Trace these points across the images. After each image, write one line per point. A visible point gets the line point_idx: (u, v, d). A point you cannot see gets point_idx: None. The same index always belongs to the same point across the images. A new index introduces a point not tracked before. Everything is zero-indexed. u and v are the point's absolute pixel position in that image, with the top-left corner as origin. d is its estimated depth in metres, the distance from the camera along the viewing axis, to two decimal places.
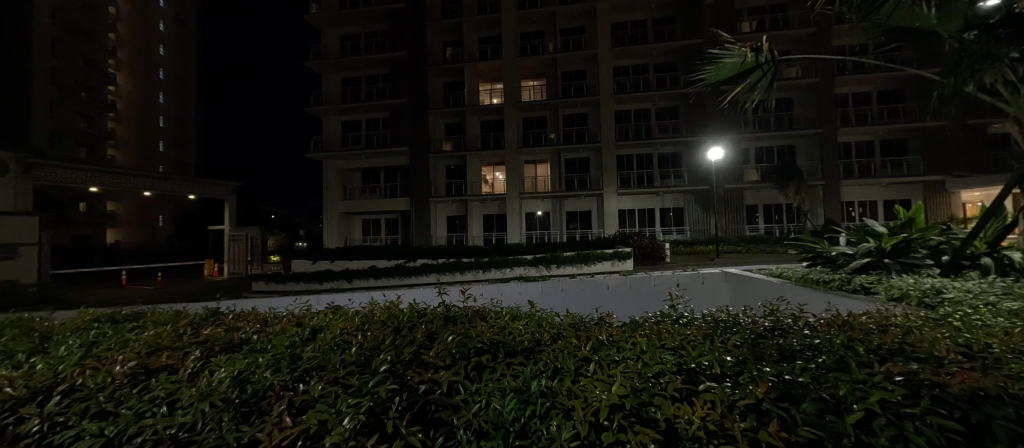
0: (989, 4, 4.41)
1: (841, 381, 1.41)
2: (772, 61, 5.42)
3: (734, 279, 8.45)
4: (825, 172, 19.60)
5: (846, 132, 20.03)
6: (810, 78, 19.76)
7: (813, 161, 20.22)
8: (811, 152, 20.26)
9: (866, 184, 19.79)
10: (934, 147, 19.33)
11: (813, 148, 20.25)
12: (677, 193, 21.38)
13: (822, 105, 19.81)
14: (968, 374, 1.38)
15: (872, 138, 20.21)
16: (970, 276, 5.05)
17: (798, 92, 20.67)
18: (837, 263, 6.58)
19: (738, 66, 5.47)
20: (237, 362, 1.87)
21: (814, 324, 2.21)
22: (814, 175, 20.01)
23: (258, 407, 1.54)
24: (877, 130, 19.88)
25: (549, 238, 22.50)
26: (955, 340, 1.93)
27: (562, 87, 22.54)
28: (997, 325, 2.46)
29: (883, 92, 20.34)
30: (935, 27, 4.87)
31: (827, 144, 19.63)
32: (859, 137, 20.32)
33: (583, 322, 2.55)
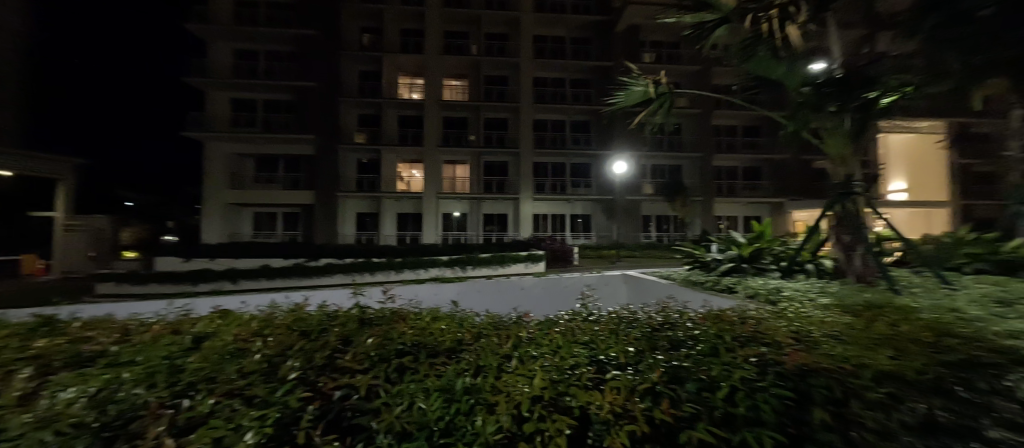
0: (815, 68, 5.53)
1: (714, 364, 1.72)
2: (671, 93, 6.27)
3: (632, 281, 9.41)
4: (702, 190, 23.30)
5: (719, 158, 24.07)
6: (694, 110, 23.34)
7: (695, 179, 23.88)
8: (692, 172, 23.89)
9: (731, 202, 24.01)
10: (777, 175, 24.36)
11: (694, 169, 23.91)
12: (585, 201, 23.28)
13: (702, 133, 23.50)
14: (797, 354, 1.79)
15: (736, 165, 24.65)
16: (801, 279, 6.45)
17: (686, 120, 24.17)
18: (710, 267, 7.84)
19: (644, 94, 6.17)
20: (92, 379, 1.50)
21: (694, 318, 2.60)
22: (694, 192, 23.63)
23: (123, 430, 1.25)
24: (739, 158, 24.28)
25: (465, 239, 22.48)
26: (787, 328, 2.45)
27: (484, 90, 22.74)
28: (816, 316, 3.14)
29: (745, 127, 24.93)
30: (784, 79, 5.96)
31: (705, 167, 23.33)
32: (727, 163, 24.56)
33: (502, 321, 2.58)
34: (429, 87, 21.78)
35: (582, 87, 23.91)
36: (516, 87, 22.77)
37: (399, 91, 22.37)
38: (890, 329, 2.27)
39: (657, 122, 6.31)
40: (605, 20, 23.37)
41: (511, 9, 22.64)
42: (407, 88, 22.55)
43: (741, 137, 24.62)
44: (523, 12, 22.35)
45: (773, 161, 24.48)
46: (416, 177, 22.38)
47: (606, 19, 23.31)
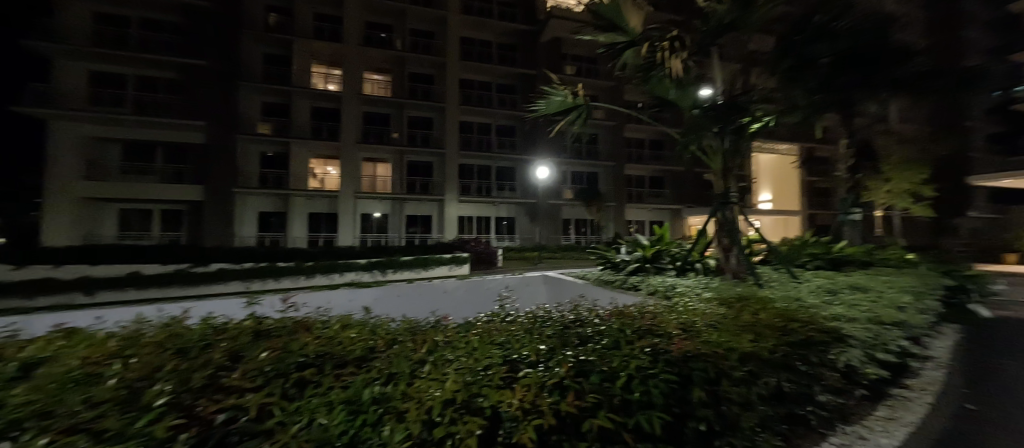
0: (704, 92, 6.25)
1: (614, 356, 1.91)
2: (587, 105, 6.73)
3: (551, 281, 9.83)
4: (614, 197, 25.48)
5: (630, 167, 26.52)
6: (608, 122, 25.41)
7: (609, 186, 25.96)
8: (607, 180, 26.00)
9: (639, 207, 26.59)
10: (676, 185, 27.61)
11: (608, 177, 26.03)
12: (510, 204, 23.89)
13: (615, 145, 25.73)
14: (680, 343, 2.06)
15: (644, 174, 27.41)
16: (691, 277, 7.33)
17: (601, 131, 26.21)
18: (619, 267, 8.57)
19: (563, 104, 6.56)
20: None
21: (602, 315, 2.83)
22: (608, 198, 25.72)
23: None
24: (646, 169, 27.07)
25: (386, 241, 21.45)
26: (676, 319, 2.79)
27: (409, 87, 21.96)
28: (699, 306, 3.63)
29: (651, 141, 27.86)
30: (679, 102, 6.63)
31: (617, 175, 25.57)
32: (637, 172, 27.15)
33: (419, 325, 2.50)
34: (347, 78, 20.26)
35: (507, 92, 24.47)
36: (442, 87, 22.36)
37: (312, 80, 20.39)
38: (752, 316, 2.71)
39: (574, 131, 6.69)
40: (530, 30, 24.24)
41: (437, 7, 22.27)
42: (322, 78, 20.70)
43: (648, 150, 27.45)
44: (449, 12, 22.10)
45: (672, 172, 27.72)
46: (331, 174, 20.69)
47: (530, 29, 24.21)
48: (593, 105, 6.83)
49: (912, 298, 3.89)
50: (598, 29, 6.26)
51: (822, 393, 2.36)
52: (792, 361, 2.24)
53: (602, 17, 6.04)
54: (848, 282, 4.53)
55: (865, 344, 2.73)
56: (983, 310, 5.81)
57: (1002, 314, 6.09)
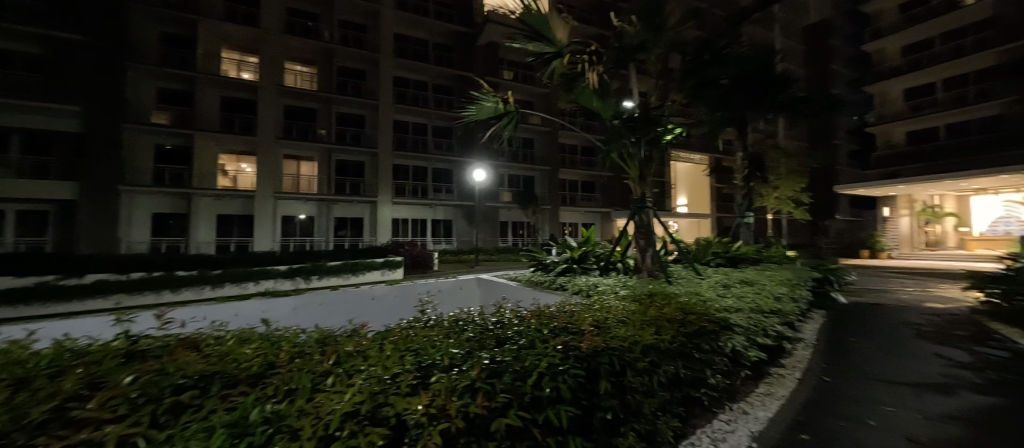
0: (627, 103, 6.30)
1: (528, 355, 1.97)
2: (517, 110, 6.90)
3: (484, 284, 9.80)
4: (549, 200, 26.42)
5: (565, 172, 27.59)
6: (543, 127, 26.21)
7: (545, 190, 26.80)
8: (543, 183, 26.81)
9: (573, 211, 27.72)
10: (607, 190, 29.16)
11: (544, 181, 26.85)
12: (447, 206, 23.64)
13: (550, 150, 26.67)
14: (590, 339, 2.19)
15: (578, 178, 28.67)
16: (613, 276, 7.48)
17: (537, 136, 26.95)
18: (548, 267, 8.62)
19: (494, 110, 6.61)
20: None
21: (524, 315, 2.90)
22: (543, 201, 26.58)
23: None
24: (580, 174, 28.37)
25: (311, 246, 20.00)
26: (593, 315, 2.95)
27: (337, 82, 20.69)
28: (616, 301, 3.88)
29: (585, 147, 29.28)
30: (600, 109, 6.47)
31: (552, 179, 26.51)
32: (572, 177, 28.29)
33: (332, 335, 2.35)
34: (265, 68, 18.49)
35: (444, 93, 24.15)
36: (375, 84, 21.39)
37: (223, 67, 18.35)
38: (657, 310, 2.97)
39: (505, 135, 6.81)
40: (468, 32, 24.09)
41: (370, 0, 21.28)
42: (235, 65, 18.58)
43: (582, 155, 28.75)
44: (382, 7, 21.24)
45: (604, 178, 29.28)
46: (246, 172, 18.62)
47: (468, 32, 24.16)
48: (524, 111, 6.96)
49: (789, 290, 4.54)
50: (526, 37, 6.30)
51: (713, 377, 2.67)
52: (688, 349, 2.52)
53: (530, 26, 6.09)
54: (740, 278, 5.17)
55: (748, 331, 3.15)
56: (839, 298, 6.97)
57: (853, 301, 7.37)
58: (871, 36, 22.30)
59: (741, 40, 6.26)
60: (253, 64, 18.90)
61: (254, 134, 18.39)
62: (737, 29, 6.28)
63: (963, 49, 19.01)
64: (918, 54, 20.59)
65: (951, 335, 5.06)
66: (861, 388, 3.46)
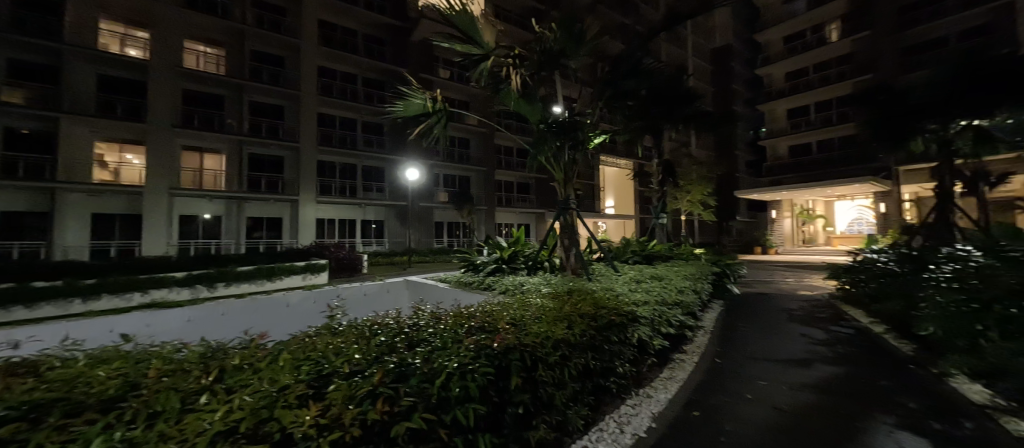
0: (554, 109, 6.60)
1: (439, 357, 1.96)
2: (448, 109, 6.82)
3: (412, 286, 9.50)
4: (485, 200, 26.63)
5: (501, 173, 27.95)
6: (479, 128, 26.27)
7: (481, 190, 26.90)
8: (479, 184, 26.90)
9: (508, 211, 28.13)
10: (541, 191, 29.86)
11: (480, 181, 26.93)
12: (378, 206, 22.77)
13: (486, 151, 26.84)
14: (502, 337, 2.24)
15: (516, 180, 29.17)
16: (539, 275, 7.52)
17: (474, 137, 26.94)
18: (478, 267, 8.53)
19: (421, 107, 6.47)
20: None
21: (445, 316, 2.88)
22: (479, 202, 26.72)
23: None
24: (517, 175, 28.87)
25: (218, 249, 18.00)
26: (512, 313, 3.02)
27: (249, 67, 18.90)
28: (538, 299, 4.01)
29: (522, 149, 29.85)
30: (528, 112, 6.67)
31: (488, 180, 26.70)
32: (508, 178, 28.70)
33: (220, 347, 2.11)
34: (157, 45, 16.28)
35: (376, 88, 23.12)
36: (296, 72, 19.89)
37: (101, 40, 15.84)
38: (572, 306, 3.13)
39: (434, 135, 6.73)
40: (401, 26, 23.23)
41: None
42: (118, 41, 16.12)
43: (518, 157, 29.24)
44: None
45: (539, 180, 29.98)
46: (133, 165, 16.38)
47: (402, 26, 23.36)
48: (454, 110, 6.89)
49: (690, 284, 5.10)
50: (454, 38, 6.26)
51: (620, 366, 2.92)
52: (598, 342, 2.72)
53: (457, 27, 6.07)
54: (650, 274, 5.68)
55: (653, 322, 3.50)
56: (733, 289, 7.99)
57: (743, 291, 8.49)
58: (763, 62, 25.83)
59: (650, 57, 6.88)
60: (142, 40, 16.53)
61: (143, 121, 16.14)
62: (648, 46, 6.87)
63: (828, 79, 22.83)
64: (798, 80, 24.30)
65: (811, 317, 6.07)
66: (744, 366, 4.02)
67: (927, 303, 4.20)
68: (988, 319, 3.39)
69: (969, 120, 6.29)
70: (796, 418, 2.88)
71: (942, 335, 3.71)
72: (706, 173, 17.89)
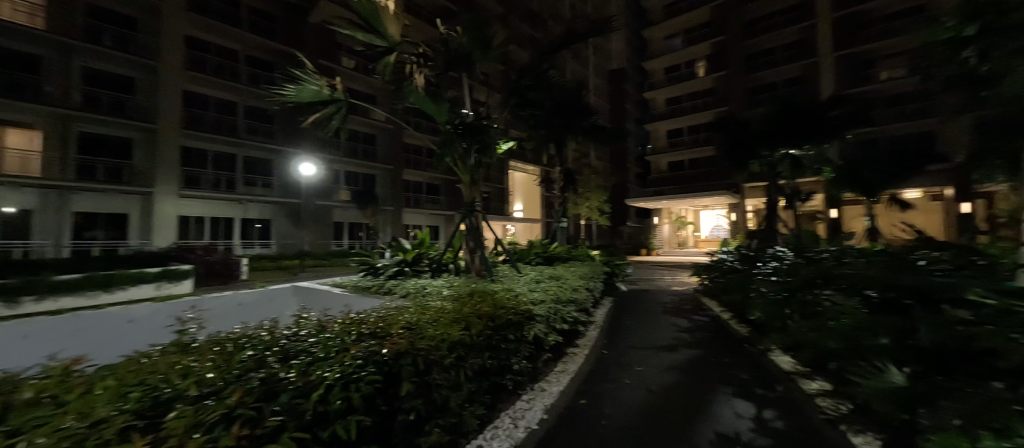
0: (463, 110, 6.64)
1: (319, 367, 1.79)
2: (348, 100, 6.36)
3: (301, 293, 8.57)
4: (392, 200, 25.38)
5: (411, 173, 26.91)
6: (387, 125, 24.89)
7: (387, 190, 25.56)
8: (386, 183, 25.52)
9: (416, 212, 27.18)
10: (452, 193, 29.53)
11: (387, 180, 25.57)
12: (263, 204, 20.27)
13: (395, 149, 25.62)
14: (393, 341, 2.15)
15: (427, 181, 28.35)
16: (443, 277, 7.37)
17: (381, 133, 25.42)
18: (379, 271, 8.06)
19: (315, 95, 5.87)
20: None
21: (331, 324, 2.66)
22: (386, 202, 25.36)
23: None
24: (428, 176, 28.06)
25: (29, 254, 14.07)
26: (408, 318, 2.92)
27: (82, 27, 15.28)
28: (439, 302, 3.96)
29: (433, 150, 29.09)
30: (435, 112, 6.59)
31: (396, 179, 25.51)
32: (419, 178, 27.71)
33: (2, 380, 1.61)
34: None
35: (264, 69, 20.37)
36: (154, 39, 16.60)
37: None
38: (471, 307, 3.15)
39: (331, 125, 6.21)
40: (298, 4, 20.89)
41: None
42: None
43: (428, 157, 28.46)
44: None
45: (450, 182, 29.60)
46: None
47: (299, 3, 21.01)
48: (356, 102, 6.45)
49: (583, 283, 5.61)
50: (356, 25, 5.90)
51: (516, 364, 3.06)
52: (494, 341, 2.80)
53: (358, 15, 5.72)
54: (550, 274, 6.07)
55: (548, 319, 3.75)
56: (620, 286, 8.95)
57: (629, 289, 9.59)
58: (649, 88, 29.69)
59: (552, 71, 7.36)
60: None
61: None
62: (551, 61, 7.38)
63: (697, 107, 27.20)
64: (676, 106, 28.48)
65: (678, 309, 7.16)
66: (624, 354, 4.58)
67: (757, 293, 5.27)
68: (791, 304, 4.42)
69: (788, 150, 8.15)
70: (661, 396, 3.40)
71: (765, 317, 4.71)
72: (600, 183, 19.79)
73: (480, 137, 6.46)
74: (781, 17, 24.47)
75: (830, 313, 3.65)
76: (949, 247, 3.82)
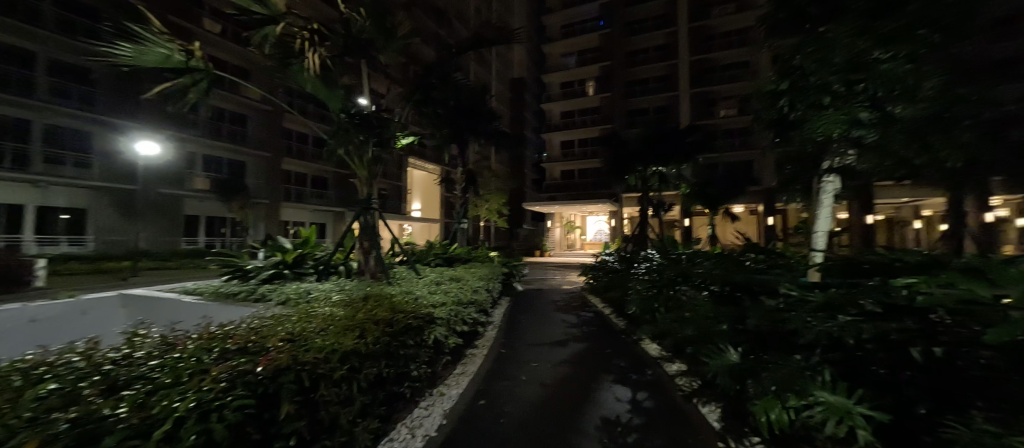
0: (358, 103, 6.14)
1: (169, 397, 1.44)
2: (211, 71, 5.31)
3: (134, 302, 6.85)
4: (267, 193, 22.00)
5: (290, 163, 23.58)
6: (264, 105, 21.50)
7: (261, 180, 22.07)
8: (259, 172, 22.03)
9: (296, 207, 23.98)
10: (340, 188, 26.85)
11: (260, 169, 22.05)
12: (75, 188, 15.88)
13: (272, 134, 22.29)
14: (272, 357, 1.85)
15: (308, 173, 25.09)
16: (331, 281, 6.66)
17: (253, 113, 21.77)
18: (248, 275, 6.85)
19: (163, 60, 4.69)
20: None
21: (181, 342, 2.16)
22: (258, 194, 21.85)
23: None
24: (310, 168, 24.87)
25: None
26: (288, 328, 2.54)
27: None
28: (326, 308, 3.55)
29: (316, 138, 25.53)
30: (327, 98, 5.92)
31: (272, 169, 22.27)
32: (300, 169, 24.46)
33: None
34: None
35: (78, 13, 15.61)
36: None
37: None
38: (366, 314, 2.91)
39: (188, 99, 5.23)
40: None
41: None
42: None
43: (313, 147, 25.24)
44: None
45: (339, 175, 26.90)
46: None
47: None
48: (223, 74, 5.45)
49: (483, 284, 5.72)
50: None
51: (415, 370, 2.96)
52: (392, 348, 2.65)
53: None
54: (450, 276, 6.02)
55: (449, 321, 3.71)
56: (517, 286, 9.38)
57: (524, 288, 10.09)
58: (547, 100, 31.91)
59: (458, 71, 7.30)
60: None
61: None
62: (458, 60, 7.34)
63: (584, 122, 30.30)
64: (570, 119, 31.19)
65: (568, 306, 7.84)
66: (521, 351, 4.81)
67: (633, 290, 6.09)
68: (657, 298, 5.23)
69: (655, 166, 9.69)
70: (553, 388, 3.68)
71: (639, 310, 5.45)
72: (498, 186, 20.37)
73: (380, 131, 6.06)
74: (652, 53, 28.82)
75: (685, 306, 4.39)
76: (761, 250, 5.01)
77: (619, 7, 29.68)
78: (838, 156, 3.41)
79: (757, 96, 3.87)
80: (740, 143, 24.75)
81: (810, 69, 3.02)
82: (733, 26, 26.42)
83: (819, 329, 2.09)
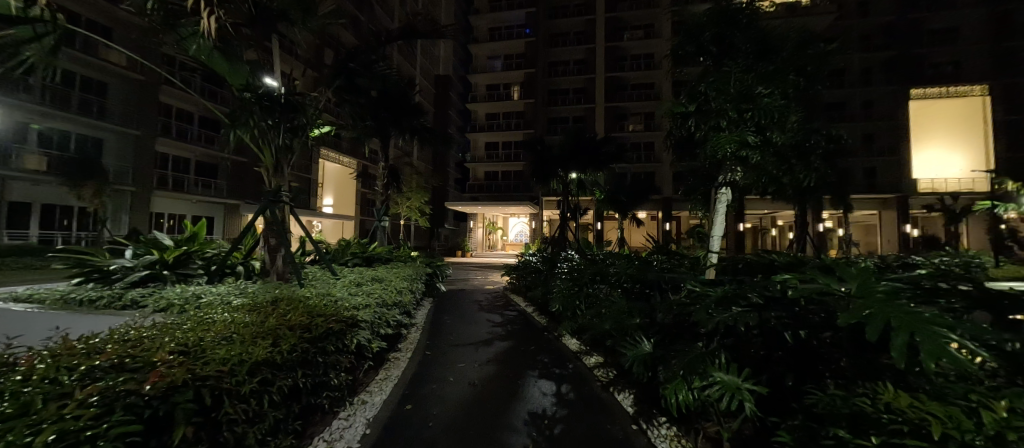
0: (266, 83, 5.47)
1: (17, 431, 1.14)
2: (64, 26, 4.27)
3: None
4: (134, 178, 18.28)
5: (163, 143, 19.59)
6: (132, 74, 18.13)
7: (125, 162, 18.39)
8: (123, 153, 18.33)
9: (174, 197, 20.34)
10: (235, 178, 23.23)
11: (123, 149, 18.32)
12: None
13: (142, 108, 18.73)
14: (163, 372, 1.58)
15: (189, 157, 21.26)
16: (227, 283, 5.80)
17: (116, 82, 18.04)
18: (110, 279, 5.57)
19: None
20: None
21: (20, 363, 1.70)
22: (121, 179, 18.03)
23: None
24: (190, 151, 21.03)
25: None
26: (176, 338, 2.16)
27: None
28: (223, 314, 3.08)
29: (203, 117, 21.92)
30: (228, 75, 5.38)
31: (142, 149, 18.81)
32: (176, 153, 20.59)
33: None
34: None
35: None
36: None
37: None
38: (276, 319, 2.59)
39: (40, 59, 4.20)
40: None
41: None
42: None
43: (197, 128, 21.51)
44: None
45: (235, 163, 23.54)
46: None
47: None
48: (77, 30, 4.40)
49: (407, 284, 5.50)
50: None
51: (335, 378, 2.74)
52: (310, 355, 2.42)
53: None
54: (370, 276, 5.68)
55: (372, 324, 3.51)
56: (440, 287, 9.22)
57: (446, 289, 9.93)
58: (473, 99, 31.86)
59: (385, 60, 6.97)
60: None
61: None
62: (384, 50, 7.01)
63: (509, 125, 31.04)
64: (497, 121, 31.52)
65: (491, 305, 7.95)
66: (448, 353, 4.74)
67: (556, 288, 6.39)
68: (578, 296, 5.60)
69: (574, 173, 10.27)
70: (480, 388, 3.71)
71: (562, 308, 5.75)
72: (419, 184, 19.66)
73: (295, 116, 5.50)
74: (574, 65, 30.59)
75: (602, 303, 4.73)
76: (664, 252, 5.67)
77: (546, 18, 30.96)
78: (729, 172, 3.75)
79: (664, 115, 4.33)
80: (646, 156, 27.58)
81: (711, 93, 3.42)
82: (644, 50, 29.34)
83: (718, 320, 2.34)
